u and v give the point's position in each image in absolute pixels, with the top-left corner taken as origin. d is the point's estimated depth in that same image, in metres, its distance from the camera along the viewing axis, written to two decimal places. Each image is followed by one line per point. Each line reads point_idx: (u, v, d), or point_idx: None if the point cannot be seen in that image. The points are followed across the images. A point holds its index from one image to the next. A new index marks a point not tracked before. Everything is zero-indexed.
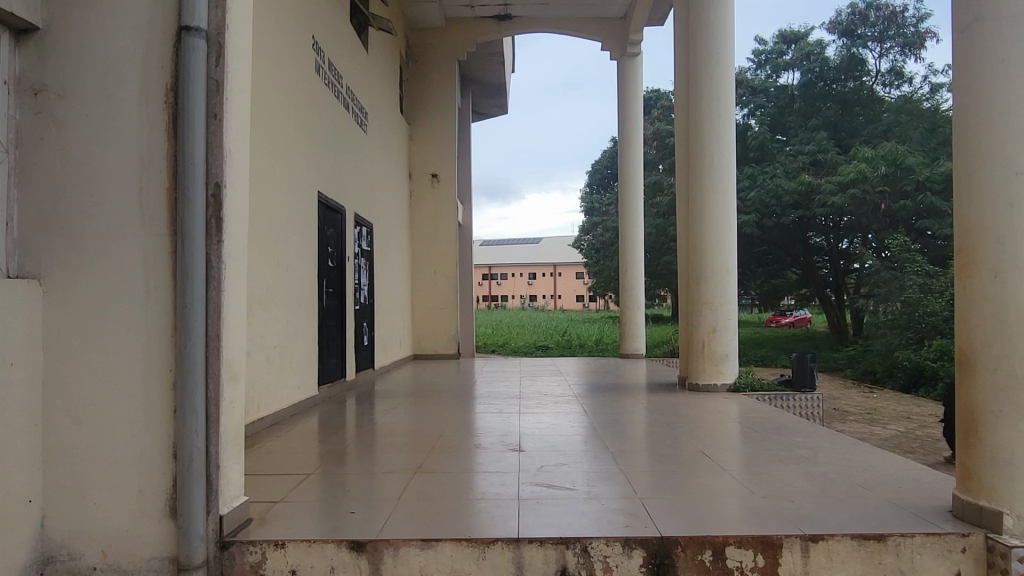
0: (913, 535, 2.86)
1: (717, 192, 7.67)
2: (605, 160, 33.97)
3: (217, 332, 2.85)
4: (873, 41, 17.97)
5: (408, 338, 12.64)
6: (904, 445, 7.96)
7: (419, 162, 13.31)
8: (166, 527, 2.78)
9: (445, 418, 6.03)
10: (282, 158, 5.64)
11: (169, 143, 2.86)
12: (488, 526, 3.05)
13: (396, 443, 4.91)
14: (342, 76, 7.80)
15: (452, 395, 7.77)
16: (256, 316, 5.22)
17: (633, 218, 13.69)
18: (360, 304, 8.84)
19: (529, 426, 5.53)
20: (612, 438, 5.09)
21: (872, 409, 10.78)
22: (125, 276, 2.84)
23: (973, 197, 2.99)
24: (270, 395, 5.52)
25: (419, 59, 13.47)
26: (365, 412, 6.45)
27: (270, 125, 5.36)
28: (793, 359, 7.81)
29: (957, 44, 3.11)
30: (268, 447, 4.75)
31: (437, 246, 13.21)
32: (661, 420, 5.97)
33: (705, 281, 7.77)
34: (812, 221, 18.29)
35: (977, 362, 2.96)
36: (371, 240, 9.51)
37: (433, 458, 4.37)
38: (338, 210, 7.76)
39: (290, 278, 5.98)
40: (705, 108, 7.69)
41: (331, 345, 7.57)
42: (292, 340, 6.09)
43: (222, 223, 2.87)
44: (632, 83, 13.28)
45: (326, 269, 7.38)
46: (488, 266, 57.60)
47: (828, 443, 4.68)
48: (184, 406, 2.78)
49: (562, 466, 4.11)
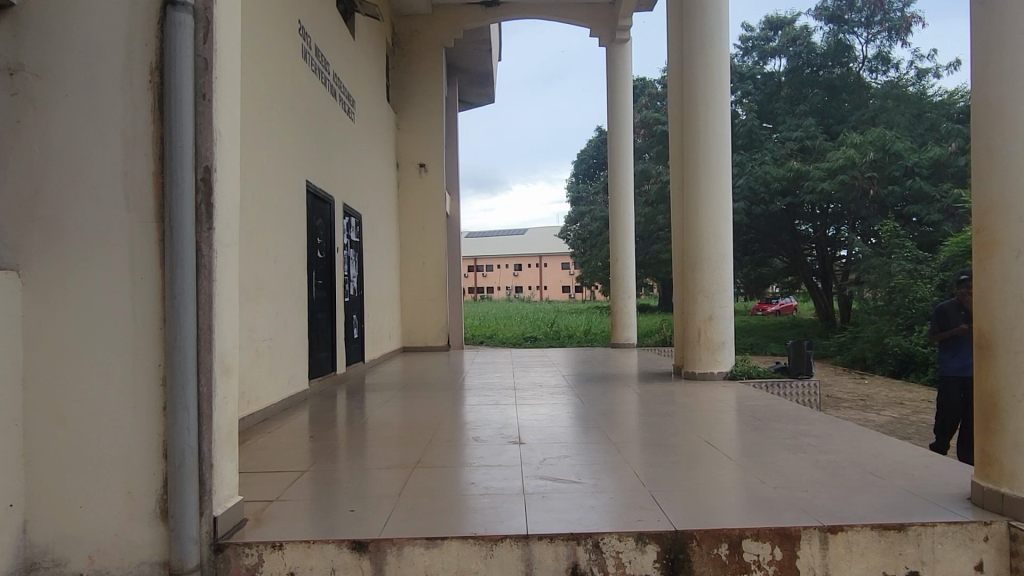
0: (934, 524, 2.77)
1: (713, 179, 7.57)
2: (590, 150, 33.95)
3: (209, 324, 2.70)
4: (860, 26, 17.99)
5: (397, 331, 12.49)
6: (900, 431, 7.95)
7: (407, 151, 13.13)
8: (157, 529, 2.65)
9: (439, 411, 5.91)
10: (270, 146, 5.48)
11: (155, 125, 2.70)
12: (495, 523, 2.92)
13: (390, 438, 4.79)
14: (328, 62, 7.62)
15: (443, 387, 7.63)
16: (245, 309, 5.06)
17: (623, 207, 13.59)
18: (349, 295, 8.68)
19: (525, 418, 5.43)
20: (611, 428, 4.99)
21: (864, 395, 10.77)
22: (108, 267, 2.68)
23: (995, 176, 2.90)
24: (260, 389, 5.37)
25: (405, 46, 13.23)
26: (356, 406, 6.32)
27: (259, 112, 5.20)
28: (790, 346, 7.75)
29: (972, 14, 3.02)
30: (259, 444, 4.60)
31: (426, 237, 13.04)
32: (658, 409, 5.88)
33: (701, 268, 7.69)
34: (800, 208, 18.28)
35: (998, 344, 2.88)
36: (359, 232, 9.34)
37: (430, 453, 4.25)
38: (326, 200, 7.59)
39: (279, 270, 5.83)
40: (699, 93, 7.59)
41: (321, 337, 7.42)
42: (281, 334, 5.93)
43: (212, 209, 2.72)
44: (622, 69, 13.18)
45: (315, 260, 7.21)
46: (474, 258, 57.46)
47: (833, 431, 4.61)
48: (175, 401, 2.64)
49: (565, 458, 4.01)
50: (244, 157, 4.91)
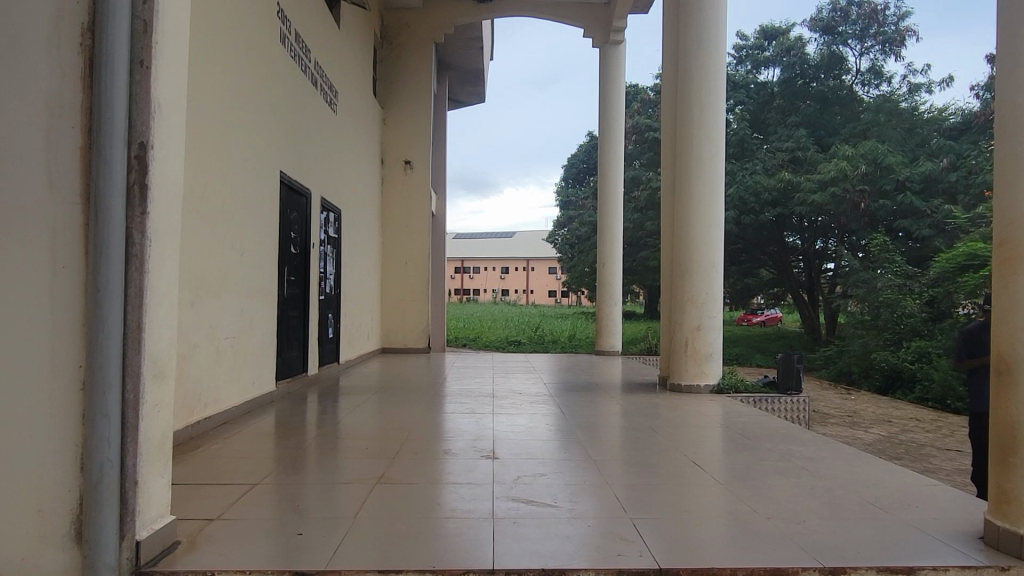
0: (946, 569, 2.51)
1: (705, 185, 7.31)
2: (580, 154, 33.79)
3: (138, 322, 2.39)
4: (853, 39, 17.94)
5: (376, 331, 12.16)
6: (891, 451, 7.71)
7: (392, 148, 12.80)
8: (70, 554, 2.32)
9: (413, 418, 5.60)
10: (238, 132, 5.16)
11: (84, 93, 2.37)
12: (457, 553, 2.61)
13: (358, 447, 4.46)
14: (310, 50, 7.32)
15: (421, 392, 7.32)
16: (203, 303, 4.72)
17: (612, 213, 13.34)
18: (325, 294, 8.35)
19: (503, 429, 5.13)
20: (591, 444, 4.69)
21: (853, 411, 10.54)
22: (23, 251, 2.33)
23: (1021, 186, 2.64)
24: (218, 392, 5.03)
25: (394, 40, 12.93)
26: (326, 410, 5.99)
27: (224, 95, 4.87)
28: (779, 360, 7.48)
29: (1001, 6, 2.76)
30: (212, 451, 4.26)
31: (409, 236, 12.70)
32: (641, 423, 5.61)
33: (689, 276, 7.42)
34: (788, 220, 17.96)
35: (1021, 372, 2.60)
36: (338, 228, 9.01)
37: (397, 466, 3.93)
38: (302, 192, 7.25)
39: (245, 264, 5.50)
40: (693, 95, 7.34)
41: (291, 337, 7.09)
42: (246, 332, 5.59)
43: (146, 191, 2.41)
44: (615, 72, 12.96)
45: (288, 255, 6.88)
46: (461, 259, 57.09)
47: (827, 453, 4.35)
48: (95, 410, 2.31)
49: (542, 477, 3.71)
50: (206, 143, 4.59)
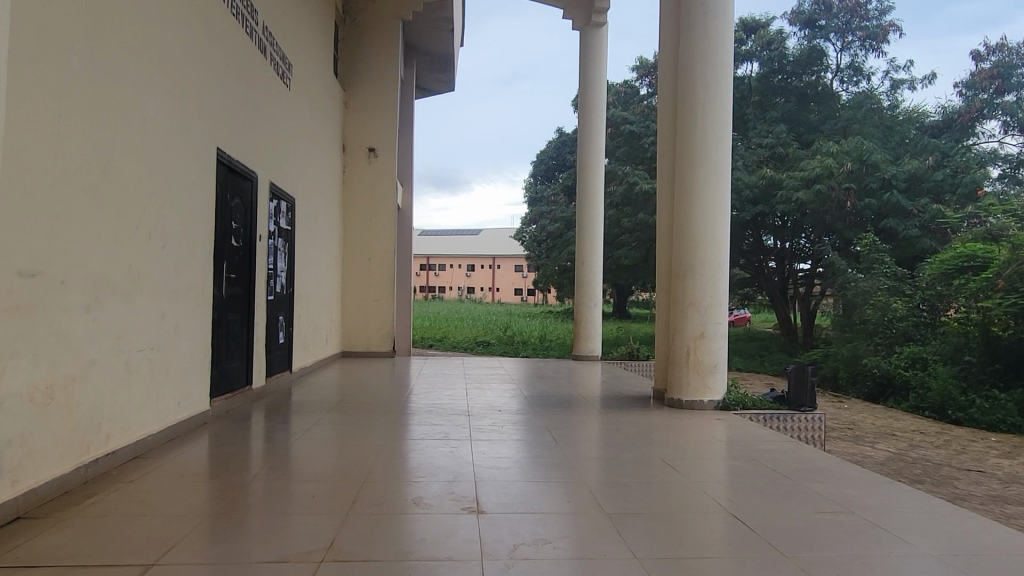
0: None
1: (711, 175, 6.46)
2: (550, 150, 33.00)
3: None
4: (835, 33, 17.30)
5: (335, 334, 11.10)
6: (908, 471, 6.94)
7: (354, 133, 11.75)
8: None
9: (375, 449, 4.63)
10: (149, 97, 4.16)
11: None
12: None
13: (305, 495, 3.49)
14: (256, 12, 6.32)
15: (382, 409, 6.33)
16: (105, 309, 3.72)
17: (592, 208, 12.48)
18: (275, 294, 7.32)
19: (483, 465, 4.17)
20: (593, 485, 3.79)
21: (852, 424, 9.76)
22: None
23: None
24: (128, 418, 4.02)
25: (358, 16, 11.84)
26: (272, 434, 5.01)
27: (120, 35, 3.81)
28: (790, 372, 6.64)
29: None
30: (109, 503, 3.26)
31: (373, 230, 11.68)
32: (644, 452, 4.73)
33: (693, 278, 6.55)
34: (767, 219, 17.18)
35: None
36: (291, 218, 7.98)
37: (351, 529, 2.96)
38: (247, 176, 6.22)
39: (167, 260, 4.48)
40: (698, 72, 6.48)
41: (233, 344, 6.07)
42: (169, 343, 4.57)
43: None
44: (596, 55, 12.10)
45: (229, 249, 5.85)
46: (426, 256, 55.71)
47: (888, 499, 3.58)
48: None
49: (549, 547, 2.78)
50: (93, 92, 3.54)
